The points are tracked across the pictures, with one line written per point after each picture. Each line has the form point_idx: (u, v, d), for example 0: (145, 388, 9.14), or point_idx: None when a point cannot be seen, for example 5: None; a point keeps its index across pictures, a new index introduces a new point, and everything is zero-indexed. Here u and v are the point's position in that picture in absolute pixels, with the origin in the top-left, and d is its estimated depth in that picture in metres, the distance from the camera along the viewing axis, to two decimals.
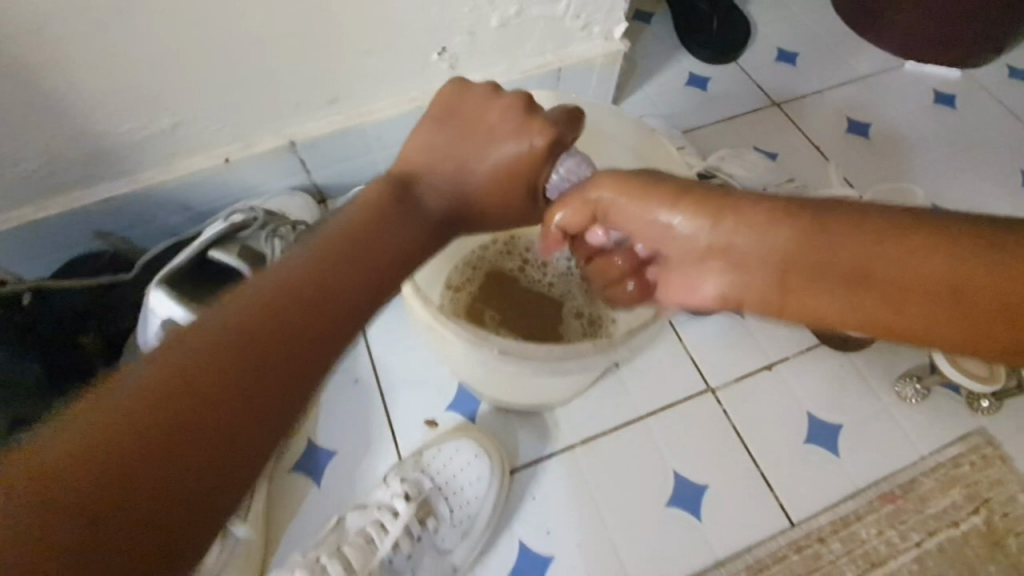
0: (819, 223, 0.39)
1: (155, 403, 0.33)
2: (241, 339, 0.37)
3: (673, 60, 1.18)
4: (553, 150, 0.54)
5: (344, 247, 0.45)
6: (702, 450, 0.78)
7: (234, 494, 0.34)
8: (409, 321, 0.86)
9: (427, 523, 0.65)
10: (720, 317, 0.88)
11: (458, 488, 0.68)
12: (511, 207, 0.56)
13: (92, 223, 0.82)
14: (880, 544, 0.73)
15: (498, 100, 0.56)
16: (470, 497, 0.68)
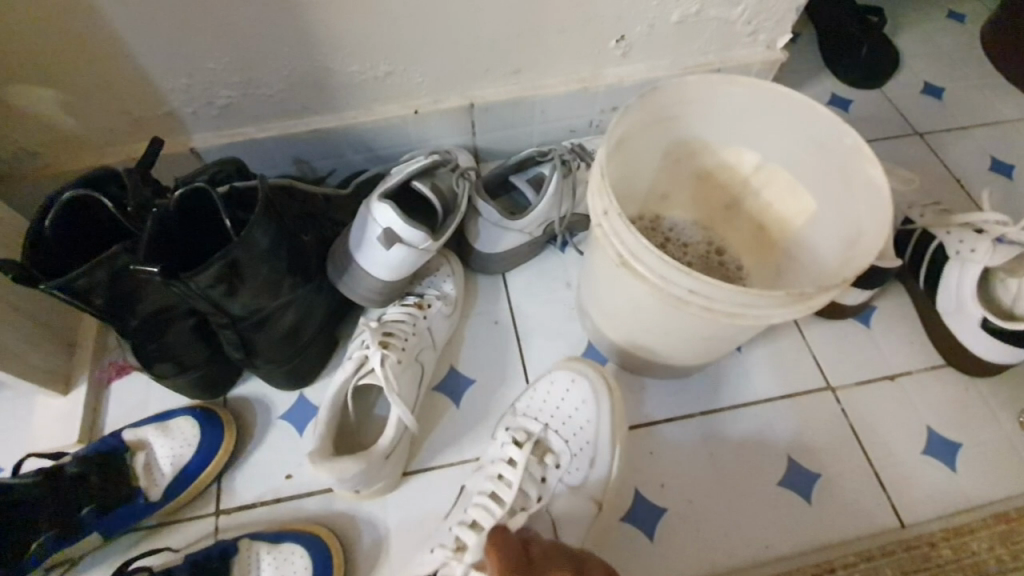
0: None
1: None
2: None
3: (817, 80, 1.22)
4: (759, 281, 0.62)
5: None
6: (817, 440, 0.82)
7: None
8: (550, 278, 0.95)
9: (546, 463, 0.72)
10: (845, 323, 0.91)
11: (575, 424, 0.74)
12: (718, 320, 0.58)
13: (296, 150, 0.93)
14: (990, 559, 0.74)
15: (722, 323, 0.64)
16: (586, 432, 0.73)
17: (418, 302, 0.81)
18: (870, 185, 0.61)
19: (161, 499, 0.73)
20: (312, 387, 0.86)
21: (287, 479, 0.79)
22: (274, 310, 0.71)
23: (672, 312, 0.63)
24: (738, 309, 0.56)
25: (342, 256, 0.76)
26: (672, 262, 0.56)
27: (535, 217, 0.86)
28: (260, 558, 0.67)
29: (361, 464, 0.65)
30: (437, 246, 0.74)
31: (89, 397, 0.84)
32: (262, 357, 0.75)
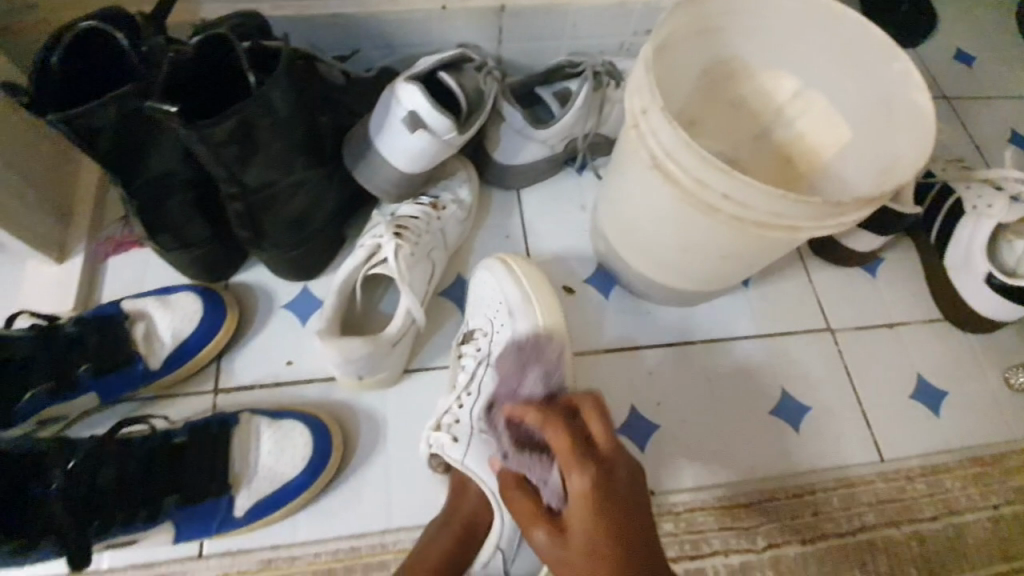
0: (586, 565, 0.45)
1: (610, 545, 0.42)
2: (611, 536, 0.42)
3: None
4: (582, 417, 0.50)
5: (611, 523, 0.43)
6: (812, 376, 0.83)
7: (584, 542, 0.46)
8: (564, 198, 0.94)
9: (477, 340, 0.72)
10: (851, 272, 0.91)
11: (490, 299, 0.73)
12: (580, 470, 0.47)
13: (312, 35, 0.88)
14: (961, 497, 0.78)
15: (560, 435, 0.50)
16: (494, 296, 0.72)
17: (434, 202, 0.80)
18: (914, 111, 0.61)
19: (159, 369, 0.72)
20: (316, 281, 0.84)
21: (288, 365, 0.78)
22: (284, 187, 0.68)
23: (699, 221, 0.62)
24: (768, 218, 0.56)
25: (360, 142, 0.73)
26: (712, 160, 0.54)
27: (558, 130, 0.84)
28: (261, 429, 0.67)
29: (368, 346, 0.65)
30: (460, 140, 0.72)
31: (84, 269, 0.82)
32: (267, 238, 0.73)
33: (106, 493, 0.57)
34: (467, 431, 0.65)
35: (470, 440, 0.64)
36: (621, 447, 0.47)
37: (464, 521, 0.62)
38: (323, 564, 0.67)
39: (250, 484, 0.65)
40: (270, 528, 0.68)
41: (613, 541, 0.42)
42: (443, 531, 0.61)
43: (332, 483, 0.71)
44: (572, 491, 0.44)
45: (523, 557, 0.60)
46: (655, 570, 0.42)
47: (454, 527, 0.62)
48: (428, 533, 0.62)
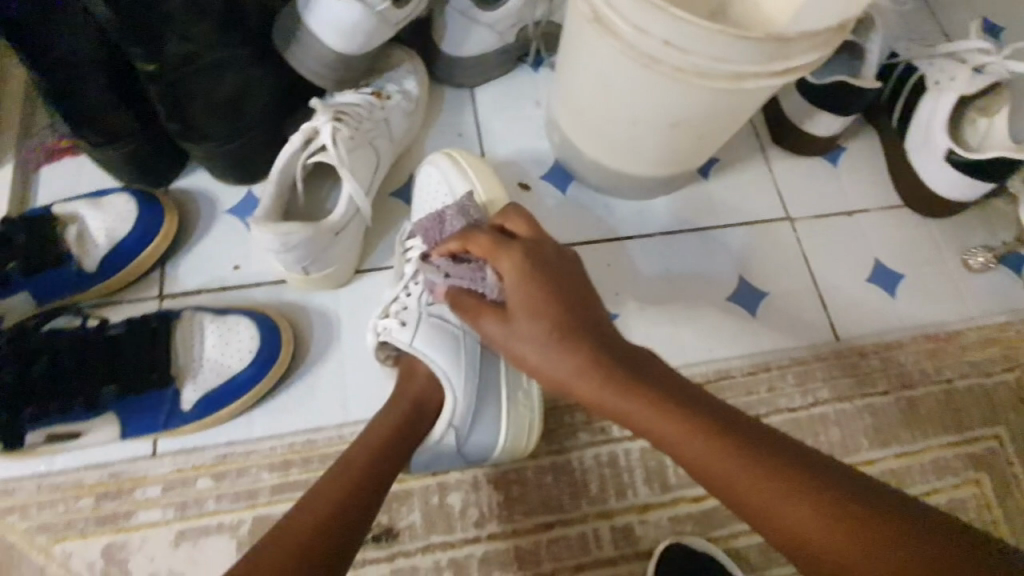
0: (608, 386, 0.47)
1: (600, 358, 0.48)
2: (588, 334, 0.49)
3: None
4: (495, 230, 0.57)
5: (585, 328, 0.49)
6: (773, 263, 0.83)
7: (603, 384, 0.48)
8: (519, 94, 0.89)
9: None
10: (813, 160, 0.89)
11: (437, 195, 0.71)
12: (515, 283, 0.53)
13: None
14: (913, 372, 0.80)
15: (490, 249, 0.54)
16: (439, 191, 0.70)
17: (376, 92, 0.76)
18: None
19: (97, 272, 0.70)
20: (261, 184, 0.81)
21: (235, 270, 0.76)
22: (207, 68, 0.63)
23: (642, 83, 0.59)
24: (712, 65, 0.53)
25: (289, 18, 0.68)
26: (649, 0, 0.50)
27: (506, 13, 0.79)
28: (205, 325, 0.65)
29: (308, 232, 0.63)
30: (396, 16, 0.68)
31: (14, 177, 0.77)
32: (198, 131, 0.69)
33: (37, 383, 0.56)
34: (415, 314, 0.62)
35: (419, 322, 0.61)
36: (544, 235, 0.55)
37: (413, 400, 0.60)
38: (279, 457, 0.67)
39: (196, 377, 0.64)
40: (225, 424, 0.67)
41: (548, 301, 0.49)
42: (392, 410, 0.59)
43: (285, 380, 0.70)
44: (506, 274, 0.51)
45: (477, 430, 0.61)
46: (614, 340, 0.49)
47: (404, 407, 0.60)
48: (378, 413, 0.60)
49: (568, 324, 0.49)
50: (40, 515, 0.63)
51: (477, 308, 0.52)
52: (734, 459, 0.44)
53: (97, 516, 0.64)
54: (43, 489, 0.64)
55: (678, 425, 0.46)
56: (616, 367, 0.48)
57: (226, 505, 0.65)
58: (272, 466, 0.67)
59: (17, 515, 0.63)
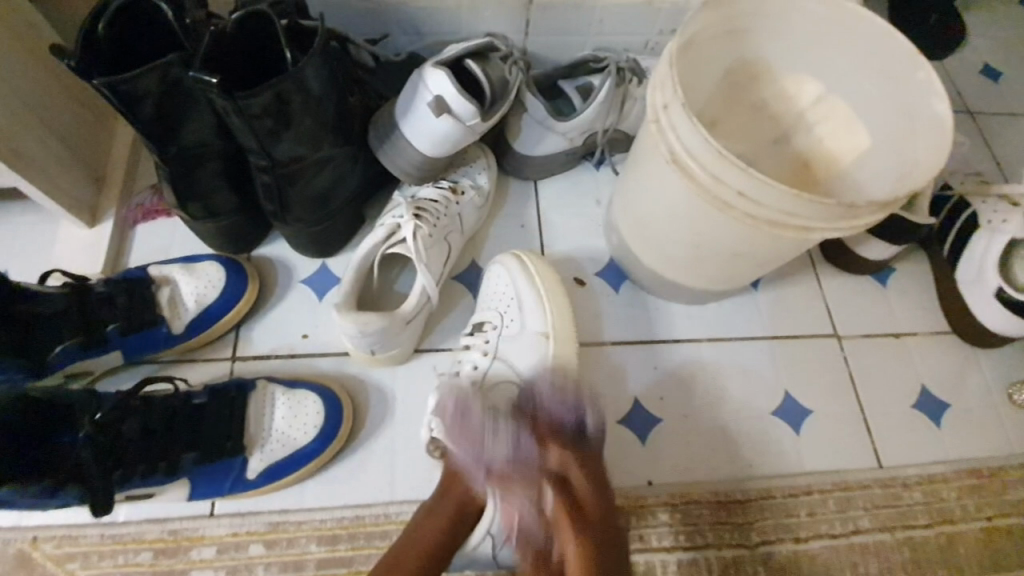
0: (592, 545, 0.55)
1: (579, 515, 0.57)
2: (578, 512, 0.57)
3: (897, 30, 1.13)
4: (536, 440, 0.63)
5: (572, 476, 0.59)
6: (817, 382, 0.84)
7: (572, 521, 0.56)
8: (581, 191, 0.94)
9: (485, 333, 0.75)
10: (862, 281, 0.91)
11: (500, 293, 0.77)
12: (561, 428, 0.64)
13: (342, 20, 0.85)
14: (956, 508, 0.79)
15: (539, 435, 0.63)
16: (504, 293, 0.77)
17: (453, 187, 0.81)
18: (934, 119, 0.61)
19: (183, 333, 0.75)
20: (336, 258, 0.86)
21: (303, 338, 0.80)
22: (313, 163, 0.70)
23: (712, 214, 0.63)
24: (783, 217, 0.57)
25: (386, 124, 0.76)
26: (727, 157, 0.56)
27: (578, 123, 0.84)
28: (276, 398, 0.70)
29: (383, 322, 0.68)
30: (483, 127, 0.74)
31: (115, 234, 0.84)
32: (291, 214, 0.75)
33: (128, 446, 0.61)
34: None
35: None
36: (604, 496, 0.58)
37: (458, 503, 0.61)
38: (328, 531, 0.70)
39: (263, 447, 0.68)
40: (280, 491, 0.71)
41: (580, 512, 0.57)
42: (433, 515, 0.61)
43: (342, 453, 0.73)
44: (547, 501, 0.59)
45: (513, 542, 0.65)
46: (610, 545, 0.56)
47: (447, 509, 0.61)
48: (414, 521, 0.61)
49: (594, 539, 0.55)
50: (102, 564, 0.67)
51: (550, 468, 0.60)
52: None
53: (154, 571, 0.67)
54: (109, 538, 0.68)
55: None
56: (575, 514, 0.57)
57: (273, 573, 0.68)
58: (320, 538, 0.69)
59: (81, 561, 0.67)
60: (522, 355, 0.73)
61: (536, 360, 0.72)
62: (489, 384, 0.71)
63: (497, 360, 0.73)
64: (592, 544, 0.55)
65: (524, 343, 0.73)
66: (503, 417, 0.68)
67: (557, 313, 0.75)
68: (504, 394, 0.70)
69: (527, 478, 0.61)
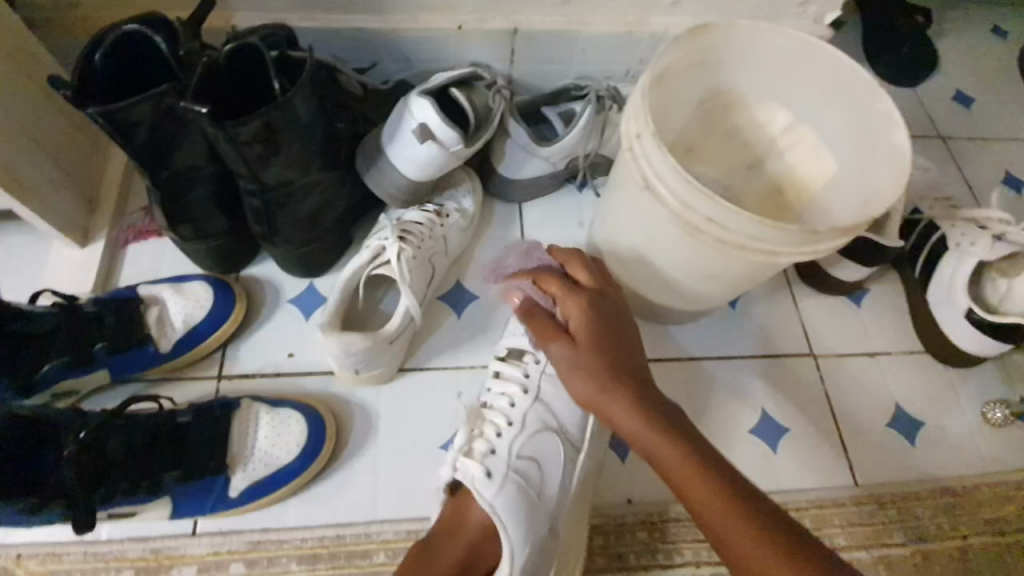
0: (605, 360, 0.60)
1: (602, 348, 0.61)
2: (615, 350, 0.61)
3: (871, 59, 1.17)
4: (571, 262, 0.70)
5: (605, 313, 0.64)
6: (794, 400, 0.86)
7: (613, 344, 0.62)
8: (564, 213, 0.97)
9: (527, 365, 0.72)
10: (837, 301, 0.94)
11: None
12: (581, 266, 0.69)
13: (332, 49, 0.88)
14: (931, 525, 0.80)
15: (568, 266, 0.70)
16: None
17: (438, 210, 0.84)
18: (894, 148, 0.64)
19: (170, 352, 0.76)
20: (322, 278, 0.87)
21: (289, 357, 0.81)
22: (301, 187, 0.73)
23: (685, 238, 0.66)
24: (748, 242, 0.59)
25: (373, 149, 0.78)
26: (696, 185, 0.58)
27: (561, 148, 0.87)
28: (259, 417, 0.71)
29: (366, 341, 0.70)
30: (467, 153, 0.77)
31: (106, 253, 0.86)
32: (280, 236, 0.77)
33: (112, 464, 0.62)
34: (502, 465, 0.66)
35: (504, 479, 0.65)
36: (607, 293, 0.67)
37: (466, 550, 0.64)
38: (308, 549, 0.70)
39: (245, 466, 0.69)
40: (262, 510, 0.71)
41: (603, 324, 0.63)
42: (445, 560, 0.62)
43: (325, 472, 0.74)
44: (570, 314, 0.64)
45: None
46: (625, 353, 0.62)
47: (458, 554, 0.63)
48: (422, 559, 0.62)
49: (614, 360, 0.60)
50: None
51: (551, 295, 0.68)
52: (701, 474, 0.54)
53: None
54: (89, 557, 0.68)
55: (666, 444, 0.56)
56: (606, 344, 0.61)
57: None
58: (301, 557, 0.70)
59: None
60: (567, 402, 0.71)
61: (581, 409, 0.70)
62: (529, 429, 0.69)
63: (539, 402, 0.70)
64: (614, 346, 0.61)
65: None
66: (536, 469, 0.67)
67: None
68: (545, 443, 0.69)
69: (541, 317, 0.65)
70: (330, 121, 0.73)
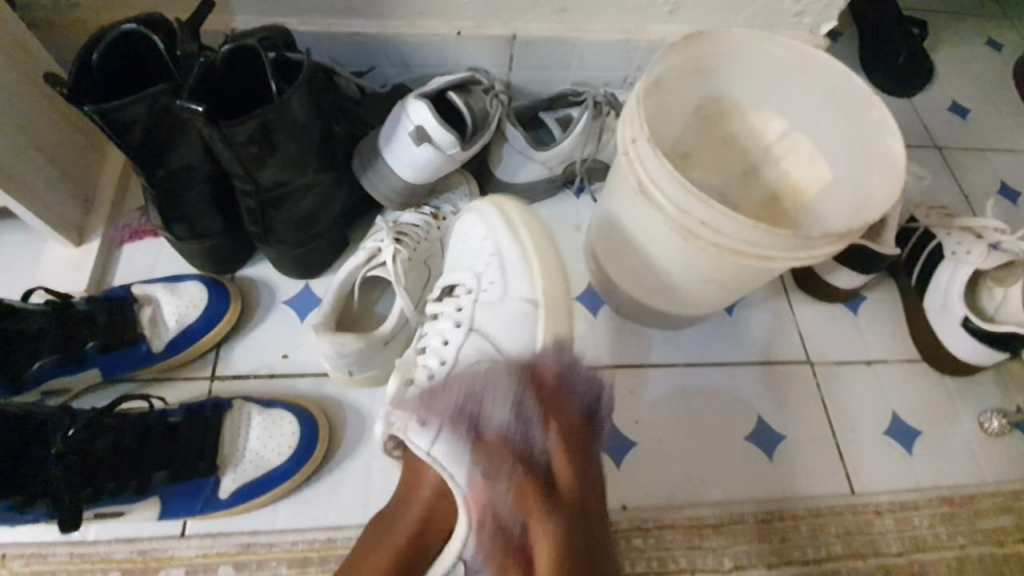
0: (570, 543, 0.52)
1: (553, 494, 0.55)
2: (573, 499, 0.55)
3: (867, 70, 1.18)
4: (566, 436, 0.58)
5: (578, 432, 0.59)
6: (790, 407, 0.86)
7: (570, 491, 0.55)
8: (561, 219, 0.97)
9: (458, 300, 0.71)
10: (834, 309, 0.94)
11: (478, 253, 0.73)
12: (574, 431, 0.59)
13: (332, 52, 0.88)
14: (928, 535, 0.80)
15: (563, 422, 0.59)
16: (484, 250, 0.73)
17: (435, 213, 0.84)
18: (887, 155, 0.64)
19: (163, 352, 0.76)
20: (318, 280, 0.87)
21: (283, 358, 0.81)
22: (296, 188, 0.73)
23: (680, 242, 0.66)
24: (743, 246, 0.59)
25: (369, 151, 0.78)
26: (691, 189, 0.58)
27: (558, 152, 0.87)
28: (252, 417, 0.71)
29: (360, 342, 0.70)
30: (463, 156, 0.77)
31: (101, 253, 0.86)
32: (275, 237, 0.77)
33: (100, 464, 0.62)
34: (436, 408, 0.63)
35: (438, 420, 0.62)
36: (582, 476, 0.57)
37: (418, 525, 0.61)
38: (299, 553, 0.69)
39: (236, 468, 0.68)
40: (252, 513, 0.71)
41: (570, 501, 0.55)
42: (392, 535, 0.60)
43: (316, 475, 0.73)
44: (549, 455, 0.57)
45: None
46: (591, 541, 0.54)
47: (406, 529, 0.61)
48: (373, 538, 0.61)
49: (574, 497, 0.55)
50: None
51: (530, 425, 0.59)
52: None
53: None
54: (76, 558, 0.67)
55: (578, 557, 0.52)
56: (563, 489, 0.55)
57: None
58: (291, 561, 0.69)
59: None
60: (501, 324, 0.68)
61: (521, 328, 0.67)
62: (463, 364, 0.66)
63: (474, 333, 0.68)
64: (572, 495, 0.55)
65: (507, 312, 0.68)
66: None
67: (540, 271, 0.70)
68: (484, 372, 0.66)
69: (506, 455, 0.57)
70: (327, 123, 0.73)
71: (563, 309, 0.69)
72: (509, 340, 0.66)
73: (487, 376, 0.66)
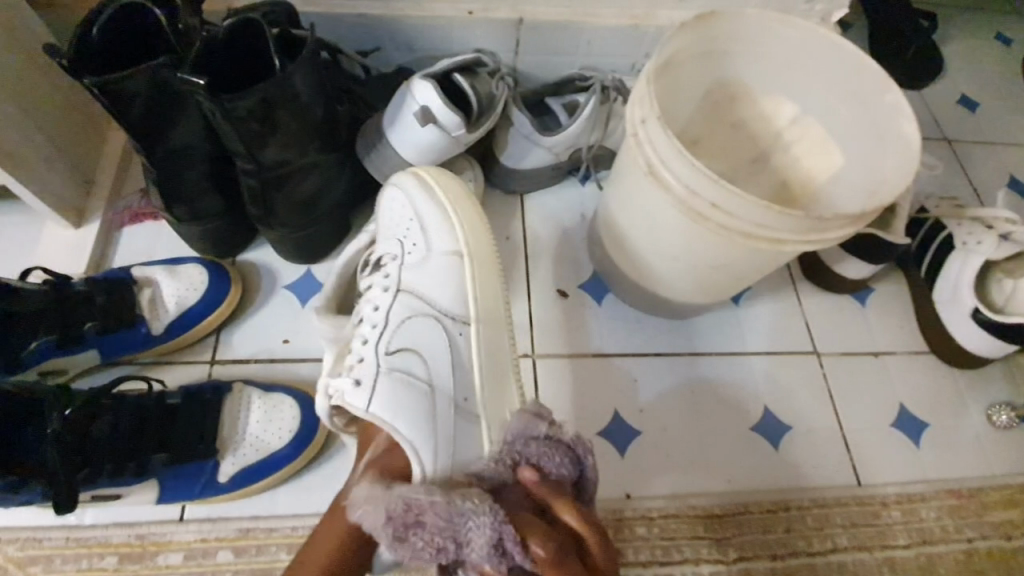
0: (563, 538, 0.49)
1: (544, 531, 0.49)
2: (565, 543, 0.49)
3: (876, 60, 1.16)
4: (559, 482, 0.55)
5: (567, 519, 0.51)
6: (796, 398, 0.85)
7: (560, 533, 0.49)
8: (566, 205, 0.95)
9: (386, 266, 0.68)
10: (841, 300, 0.93)
11: (399, 219, 0.70)
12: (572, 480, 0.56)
13: (336, 33, 0.87)
14: (935, 528, 0.79)
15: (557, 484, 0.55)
16: (404, 214, 0.70)
17: None
18: (901, 139, 0.63)
19: (162, 334, 0.75)
20: (320, 264, 0.86)
21: (283, 343, 0.80)
22: (298, 168, 0.71)
23: (689, 226, 0.65)
24: (753, 229, 0.58)
25: (373, 133, 0.77)
26: (701, 170, 0.57)
27: (564, 138, 0.85)
28: (252, 401, 0.70)
29: None
30: (468, 139, 0.76)
31: (100, 235, 0.84)
32: (277, 220, 0.76)
33: (98, 446, 0.61)
34: (368, 371, 0.62)
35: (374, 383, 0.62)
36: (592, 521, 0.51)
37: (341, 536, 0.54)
38: (298, 539, 0.69)
39: (235, 452, 0.68)
40: (251, 499, 0.69)
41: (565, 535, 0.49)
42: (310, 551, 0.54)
43: (316, 461, 0.72)
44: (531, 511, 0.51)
45: None
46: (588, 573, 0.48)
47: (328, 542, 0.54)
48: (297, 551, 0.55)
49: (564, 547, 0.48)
50: (65, 568, 0.65)
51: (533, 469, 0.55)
52: None
53: None
54: (73, 542, 0.66)
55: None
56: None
57: None
58: (291, 547, 0.68)
59: (43, 564, 0.65)
60: (433, 279, 0.67)
61: (452, 279, 0.66)
62: (394, 325, 0.65)
63: (401, 294, 0.66)
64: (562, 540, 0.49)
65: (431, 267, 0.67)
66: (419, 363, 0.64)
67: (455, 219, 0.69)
68: (417, 327, 0.65)
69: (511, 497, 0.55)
70: (331, 103, 0.72)
71: (483, 255, 0.69)
72: (440, 295, 0.66)
73: (425, 330, 0.65)
